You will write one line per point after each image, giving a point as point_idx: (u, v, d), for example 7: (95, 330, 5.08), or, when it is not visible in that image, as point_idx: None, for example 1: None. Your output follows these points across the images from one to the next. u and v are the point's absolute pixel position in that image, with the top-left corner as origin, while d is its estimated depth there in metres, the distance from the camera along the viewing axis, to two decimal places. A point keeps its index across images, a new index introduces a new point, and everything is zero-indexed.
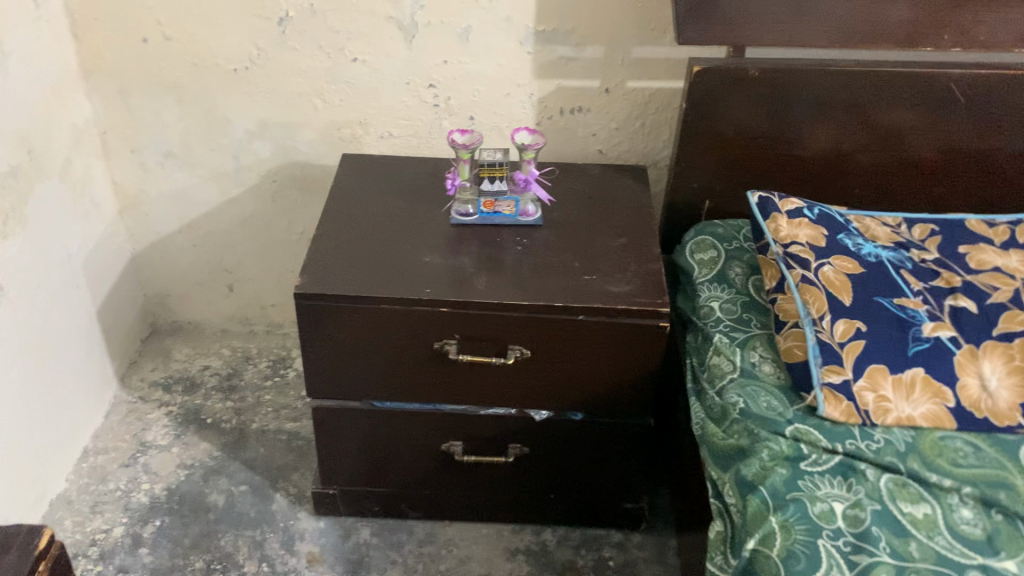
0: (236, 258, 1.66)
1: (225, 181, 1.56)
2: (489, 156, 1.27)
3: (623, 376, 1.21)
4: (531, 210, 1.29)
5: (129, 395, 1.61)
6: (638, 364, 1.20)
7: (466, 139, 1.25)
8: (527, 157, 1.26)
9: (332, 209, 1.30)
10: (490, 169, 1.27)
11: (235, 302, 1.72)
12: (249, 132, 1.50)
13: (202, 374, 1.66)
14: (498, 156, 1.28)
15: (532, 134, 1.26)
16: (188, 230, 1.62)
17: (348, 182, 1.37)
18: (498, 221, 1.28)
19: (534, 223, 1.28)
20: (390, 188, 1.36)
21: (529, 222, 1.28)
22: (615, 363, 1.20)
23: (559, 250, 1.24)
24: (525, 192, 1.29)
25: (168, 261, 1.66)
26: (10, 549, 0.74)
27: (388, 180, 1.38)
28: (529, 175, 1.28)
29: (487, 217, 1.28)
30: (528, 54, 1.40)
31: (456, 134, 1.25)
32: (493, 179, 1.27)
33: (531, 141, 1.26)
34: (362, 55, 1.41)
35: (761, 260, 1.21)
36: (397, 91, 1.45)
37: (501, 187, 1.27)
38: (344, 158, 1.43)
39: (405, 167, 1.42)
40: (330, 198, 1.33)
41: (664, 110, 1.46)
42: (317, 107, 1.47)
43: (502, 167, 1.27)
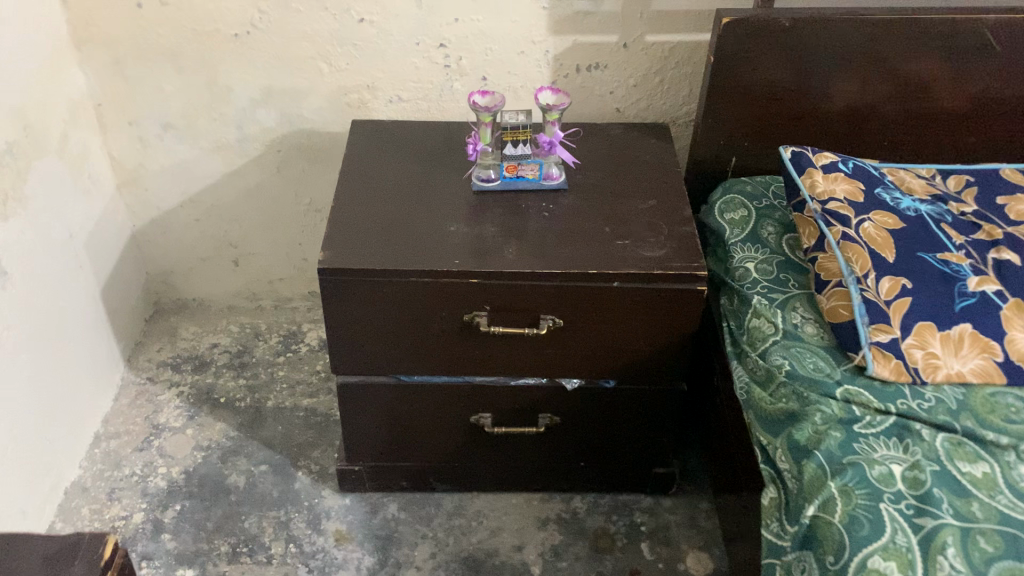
0: (241, 232, 1.60)
1: (228, 153, 1.50)
2: (510, 118, 1.20)
3: (658, 341, 1.19)
4: (555, 172, 1.25)
5: (137, 377, 1.56)
6: (673, 328, 1.17)
7: (486, 99, 1.20)
8: (551, 118, 1.21)
9: (349, 180, 1.25)
10: (512, 132, 1.20)
11: (241, 277, 1.66)
12: (253, 101, 1.44)
13: (211, 352, 1.61)
14: (520, 117, 1.21)
15: (556, 94, 1.21)
16: (190, 203, 1.56)
17: (361, 149, 1.32)
18: (521, 185, 1.25)
19: (557, 187, 1.25)
20: (406, 155, 1.31)
21: (552, 184, 1.25)
22: (649, 329, 1.17)
23: (589, 215, 1.21)
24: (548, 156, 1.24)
25: (170, 237, 1.60)
26: (77, 559, 0.74)
27: (403, 146, 1.33)
28: (553, 137, 1.22)
29: (509, 183, 1.25)
30: (543, 10, 1.35)
31: (477, 96, 1.20)
32: (516, 142, 1.21)
33: (555, 101, 1.21)
34: (369, 15, 1.35)
35: (797, 219, 1.18)
36: (407, 52, 1.39)
37: (524, 150, 1.22)
38: (355, 124, 1.38)
39: (420, 133, 1.37)
40: (345, 167, 1.28)
41: (683, 64, 1.41)
42: (322, 71, 1.41)
43: (525, 129, 1.20)
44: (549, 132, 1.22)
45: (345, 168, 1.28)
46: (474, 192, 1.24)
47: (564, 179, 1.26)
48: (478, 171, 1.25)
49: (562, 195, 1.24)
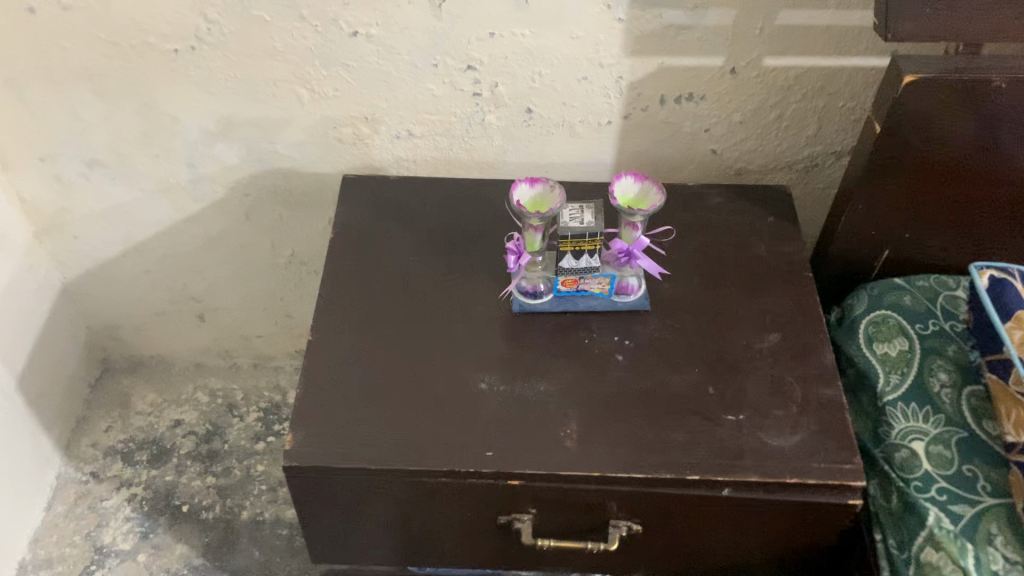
0: (205, 285, 1.23)
1: (180, 196, 1.11)
2: (568, 221, 0.81)
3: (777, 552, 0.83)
4: (634, 285, 0.86)
5: (77, 472, 1.23)
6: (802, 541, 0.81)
7: (539, 193, 0.81)
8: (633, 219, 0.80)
9: (335, 290, 0.88)
10: (572, 241, 0.81)
11: (209, 334, 1.30)
12: (208, 136, 1.04)
13: (172, 435, 1.27)
14: (581, 215, 0.81)
15: (642, 184, 0.82)
16: (135, 253, 1.18)
17: (355, 233, 0.93)
18: (581, 304, 0.87)
19: (636, 308, 0.86)
20: (418, 244, 0.92)
21: (627, 302, 0.87)
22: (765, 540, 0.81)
23: (686, 361, 0.83)
24: (625, 269, 0.85)
25: (114, 291, 1.23)
26: None
27: (414, 227, 0.94)
28: (635, 242, 0.83)
29: (563, 301, 0.87)
30: (618, 23, 0.92)
31: (522, 190, 0.81)
32: (579, 252, 0.83)
33: (643, 194, 0.81)
34: (366, 28, 0.93)
35: (995, 383, 0.81)
36: (420, 77, 0.97)
37: (589, 261, 0.83)
38: (347, 184, 0.98)
39: (438, 200, 0.97)
40: (331, 266, 0.89)
41: (811, 97, 1.00)
42: (301, 99, 1.00)
43: (591, 238, 0.81)
44: (629, 238, 0.83)
45: (329, 268, 0.89)
46: (515, 312, 0.86)
47: (644, 293, 0.87)
48: (522, 281, 0.86)
49: (643, 323, 0.86)
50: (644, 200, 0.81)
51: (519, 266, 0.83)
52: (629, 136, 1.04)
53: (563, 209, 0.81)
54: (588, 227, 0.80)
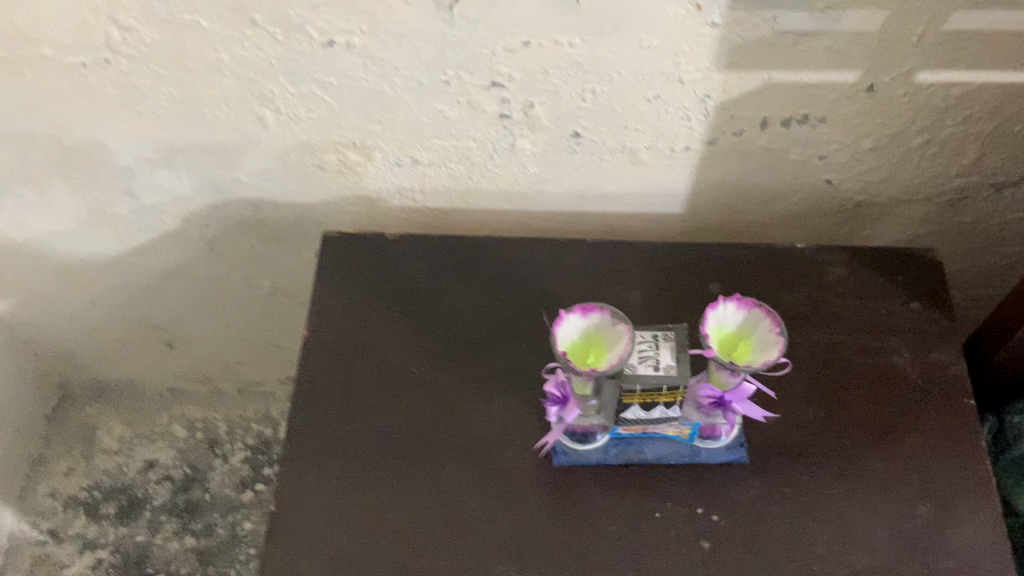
0: (170, 313, 0.99)
1: (122, 226, 0.86)
2: (638, 364, 0.55)
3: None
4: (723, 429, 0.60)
5: (34, 532, 1.04)
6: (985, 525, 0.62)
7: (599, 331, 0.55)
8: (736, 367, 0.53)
9: (306, 426, 0.63)
10: (636, 394, 0.56)
11: (182, 359, 1.08)
12: (147, 163, 0.77)
13: (144, 482, 1.07)
14: (656, 356, 0.56)
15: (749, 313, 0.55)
16: (78, 283, 0.94)
17: (337, 329, 0.68)
18: (648, 450, 0.62)
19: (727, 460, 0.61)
20: (422, 347, 0.67)
21: (712, 449, 0.62)
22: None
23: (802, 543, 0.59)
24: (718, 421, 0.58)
25: (60, 320, 1.00)
26: None
27: (416, 319, 0.68)
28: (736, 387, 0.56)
29: (623, 445, 0.62)
30: (712, 29, 0.63)
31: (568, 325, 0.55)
32: (650, 404, 0.57)
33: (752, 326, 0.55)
34: (346, 35, 0.64)
35: None
36: (424, 95, 0.69)
37: (664, 413, 0.58)
38: (329, 246, 0.72)
39: (449, 274, 0.71)
40: (302, 386, 0.65)
41: (974, 119, 0.70)
42: (264, 121, 0.73)
43: (666, 392, 0.55)
44: (725, 383, 0.56)
45: (300, 390, 0.65)
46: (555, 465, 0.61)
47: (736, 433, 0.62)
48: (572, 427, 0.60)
49: (738, 485, 0.61)
50: (752, 339, 0.55)
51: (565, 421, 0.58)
52: (714, 167, 0.76)
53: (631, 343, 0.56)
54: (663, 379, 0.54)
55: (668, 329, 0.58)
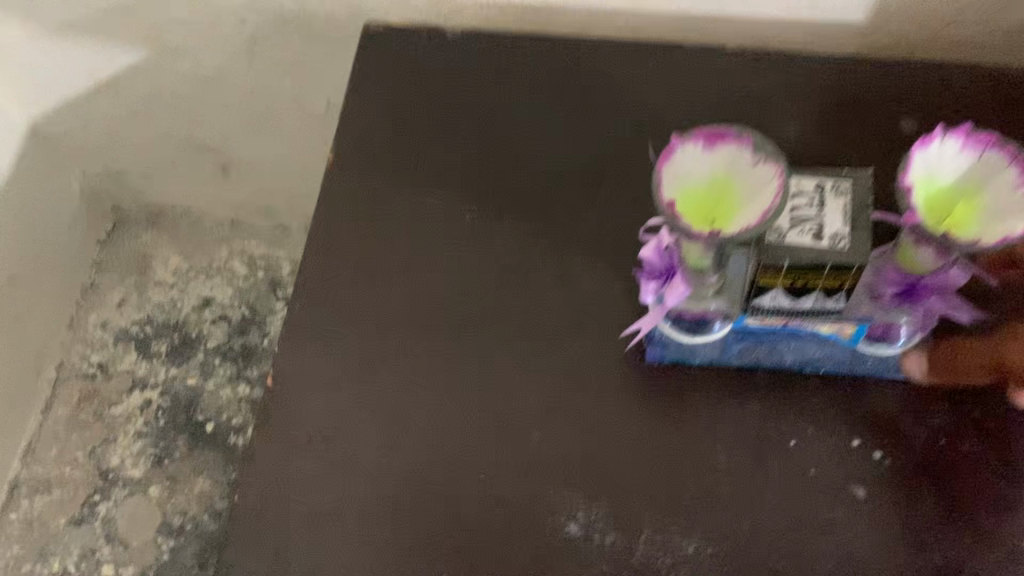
0: (220, 132, 0.85)
1: (149, 16, 0.70)
2: (789, 231, 0.39)
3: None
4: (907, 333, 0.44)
5: (83, 364, 0.94)
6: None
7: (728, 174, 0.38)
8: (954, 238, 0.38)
9: (329, 289, 0.50)
10: (779, 275, 0.40)
11: (241, 188, 0.95)
12: None
13: (199, 320, 0.97)
14: (818, 218, 0.40)
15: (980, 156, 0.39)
16: (112, 89, 0.80)
17: (378, 166, 0.53)
18: (786, 353, 0.46)
19: (907, 373, 0.46)
20: (485, 198, 0.52)
21: (881, 357, 0.46)
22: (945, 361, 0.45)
23: (986, 451, 0.44)
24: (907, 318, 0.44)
25: (101, 132, 0.87)
26: None
27: (481, 161, 0.53)
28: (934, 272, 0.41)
29: (751, 342, 0.46)
30: None
31: (667, 169, 0.39)
32: (800, 290, 0.41)
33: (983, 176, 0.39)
34: None
35: None
36: None
37: (818, 301, 0.42)
38: (374, 59, 0.57)
39: (531, 101, 0.55)
40: (327, 237, 0.51)
41: None
42: None
43: (824, 274, 0.39)
44: (924, 270, 0.41)
45: (324, 241, 0.51)
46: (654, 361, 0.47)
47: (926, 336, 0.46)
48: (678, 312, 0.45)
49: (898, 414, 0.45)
50: (981, 199, 0.39)
51: (666, 302, 0.42)
52: None
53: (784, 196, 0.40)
54: (822, 254, 0.38)
55: (842, 177, 0.41)
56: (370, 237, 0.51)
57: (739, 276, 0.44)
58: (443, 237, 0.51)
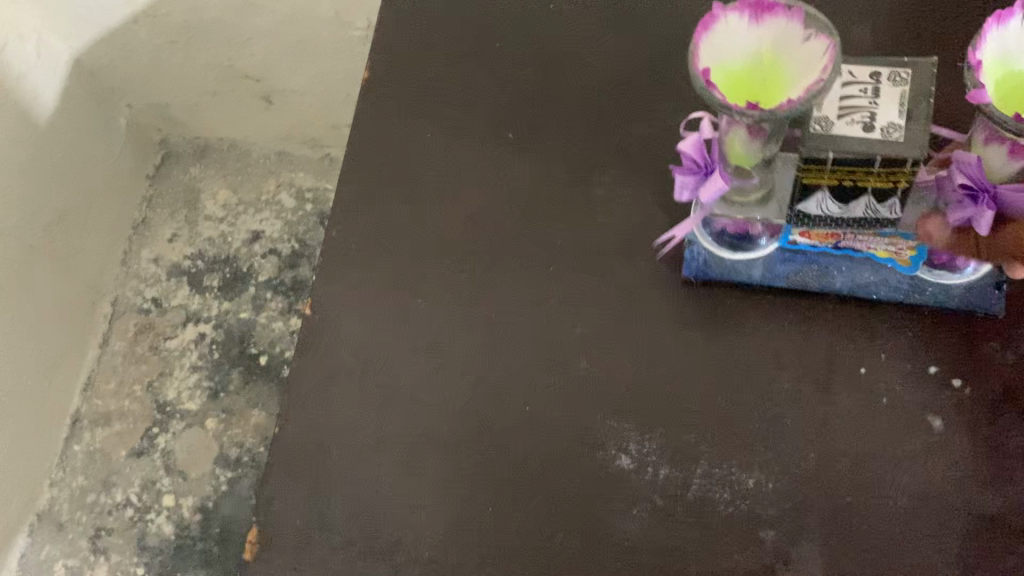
0: (262, 59, 0.83)
1: None
2: (837, 121, 0.38)
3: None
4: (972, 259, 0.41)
5: (137, 299, 0.95)
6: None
7: (768, 44, 0.39)
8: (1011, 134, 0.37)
9: (365, 215, 0.47)
10: (824, 172, 0.38)
11: (285, 118, 0.93)
12: None
13: (249, 253, 0.96)
14: (871, 109, 0.38)
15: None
16: (151, 17, 0.79)
17: (413, 85, 0.51)
18: (838, 276, 0.43)
19: (975, 308, 0.42)
20: (527, 116, 0.49)
21: (947, 288, 0.42)
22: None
23: None
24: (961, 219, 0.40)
25: (144, 63, 0.86)
26: None
27: (521, 77, 0.50)
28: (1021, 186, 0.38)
29: (799, 262, 0.44)
30: None
31: (706, 39, 0.38)
32: (848, 192, 0.40)
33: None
34: None
35: None
36: None
37: (869, 209, 0.41)
38: None
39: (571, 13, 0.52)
40: (362, 160, 0.49)
41: None
42: None
43: (874, 172, 0.38)
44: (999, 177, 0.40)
45: (358, 164, 0.49)
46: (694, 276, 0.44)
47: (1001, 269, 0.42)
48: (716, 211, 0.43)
49: (974, 339, 0.41)
50: None
51: (705, 200, 0.40)
52: None
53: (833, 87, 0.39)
54: (872, 147, 0.37)
55: (903, 66, 0.39)
56: (409, 159, 0.49)
57: (786, 183, 0.43)
58: (485, 158, 0.48)
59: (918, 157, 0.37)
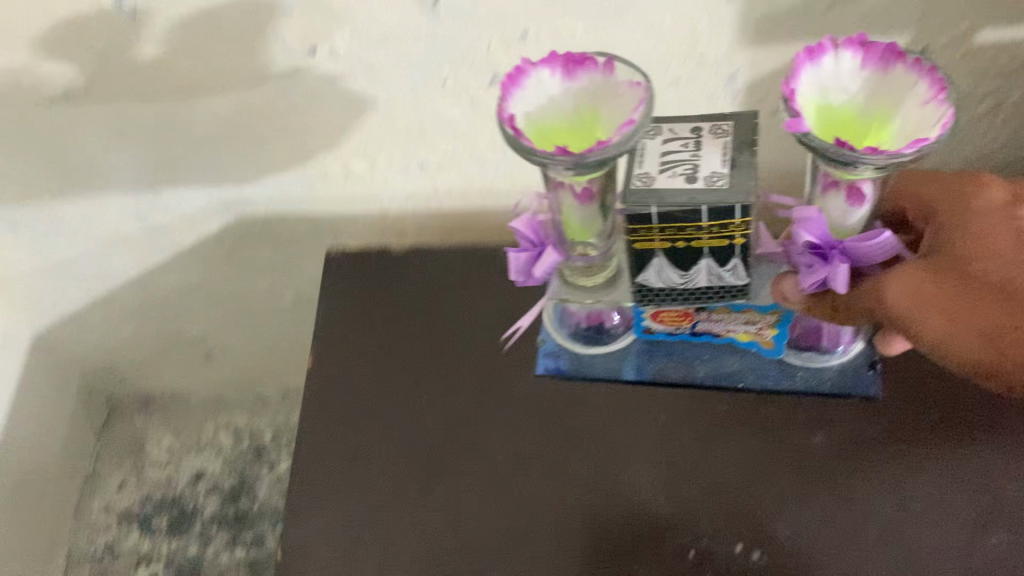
0: (205, 326, 0.98)
1: (142, 245, 0.83)
2: (660, 175, 0.47)
3: (1011, 354, 0.45)
4: (815, 336, 0.58)
5: (91, 547, 1.04)
6: (940, 208, 0.50)
7: (583, 100, 0.49)
8: (850, 180, 0.46)
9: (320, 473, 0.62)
10: (656, 232, 0.48)
11: (224, 369, 1.07)
12: (153, 183, 0.75)
13: (194, 493, 1.07)
14: (692, 164, 0.47)
15: (880, 74, 0.45)
16: (107, 301, 0.92)
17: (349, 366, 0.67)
18: (700, 367, 0.62)
19: (846, 390, 0.60)
20: (437, 380, 0.65)
21: (809, 365, 0.60)
22: (870, 297, 0.48)
23: (841, 526, 0.54)
24: (808, 284, 0.50)
25: (98, 338, 0.98)
26: None
27: (430, 352, 0.67)
28: (863, 237, 0.49)
29: (664, 354, 0.63)
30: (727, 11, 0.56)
31: (516, 90, 0.48)
32: (693, 249, 0.49)
33: (893, 96, 0.46)
34: (332, 47, 0.60)
35: None
36: (425, 103, 0.65)
37: (711, 270, 0.51)
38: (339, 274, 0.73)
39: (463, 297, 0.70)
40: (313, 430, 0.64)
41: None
42: (262, 138, 0.70)
43: (704, 228, 0.47)
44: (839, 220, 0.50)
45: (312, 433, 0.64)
46: (587, 385, 0.63)
47: (866, 352, 0.60)
48: (569, 263, 0.57)
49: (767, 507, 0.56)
50: (893, 123, 0.46)
51: (536, 271, 0.56)
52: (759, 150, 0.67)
53: (659, 150, 0.48)
54: (696, 197, 0.45)
55: (723, 121, 0.48)
56: (351, 424, 0.64)
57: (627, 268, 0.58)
58: (408, 417, 0.63)
59: (738, 202, 0.45)
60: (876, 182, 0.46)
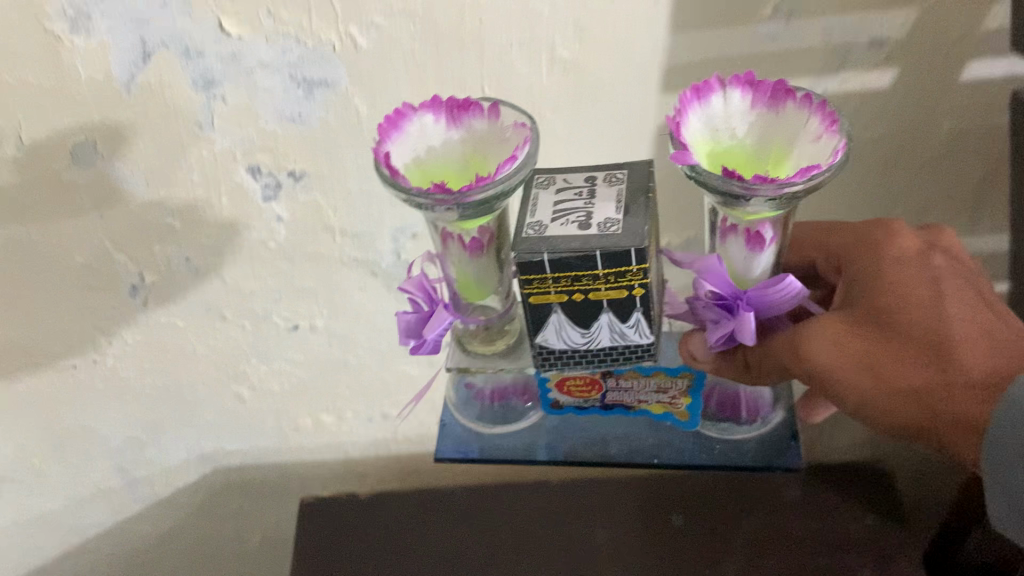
0: None
1: (119, 500, 0.88)
2: (551, 224, 0.42)
3: (941, 415, 0.43)
4: (743, 404, 0.52)
5: None
6: (853, 256, 0.48)
7: (469, 148, 0.44)
8: (749, 222, 0.42)
9: None
10: (550, 284, 0.42)
11: None
12: (138, 440, 0.82)
13: None
14: (586, 211, 0.42)
15: (771, 114, 0.42)
16: (76, 558, 0.94)
17: None
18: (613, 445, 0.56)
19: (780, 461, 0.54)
20: None
21: (727, 437, 0.53)
22: (787, 351, 0.45)
23: None
24: (716, 339, 0.45)
25: None
26: None
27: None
28: (768, 282, 0.44)
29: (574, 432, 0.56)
30: None
31: (398, 136, 0.43)
32: (592, 302, 0.43)
33: (785, 134, 0.41)
34: (310, 320, 0.71)
35: None
36: (388, 360, 0.76)
37: (613, 325, 0.45)
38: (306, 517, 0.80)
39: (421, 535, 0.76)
40: None
41: None
42: (241, 396, 0.79)
43: (600, 276, 0.42)
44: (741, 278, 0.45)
45: None
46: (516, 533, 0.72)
47: (786, 424, 0.54)
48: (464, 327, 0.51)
49: None
50: (787, 162, 0.41)
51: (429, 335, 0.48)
52: None
53: (553, 200, 0.44)
54: (589, 241, 0.41)
55: (618, 171, 0.45)
56: None
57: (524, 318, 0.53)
58: None
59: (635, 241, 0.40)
60: (778, 224, 0.42)
